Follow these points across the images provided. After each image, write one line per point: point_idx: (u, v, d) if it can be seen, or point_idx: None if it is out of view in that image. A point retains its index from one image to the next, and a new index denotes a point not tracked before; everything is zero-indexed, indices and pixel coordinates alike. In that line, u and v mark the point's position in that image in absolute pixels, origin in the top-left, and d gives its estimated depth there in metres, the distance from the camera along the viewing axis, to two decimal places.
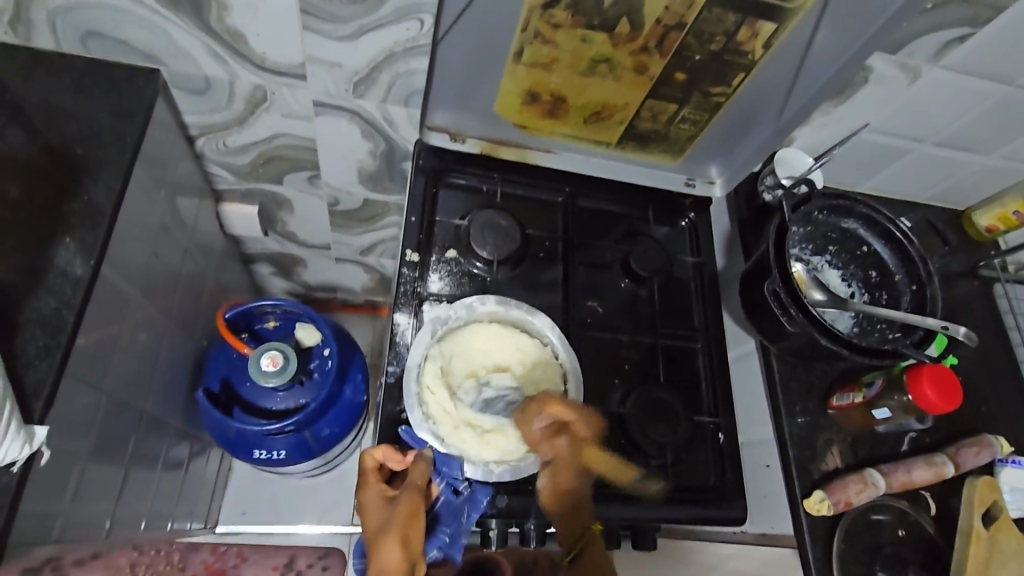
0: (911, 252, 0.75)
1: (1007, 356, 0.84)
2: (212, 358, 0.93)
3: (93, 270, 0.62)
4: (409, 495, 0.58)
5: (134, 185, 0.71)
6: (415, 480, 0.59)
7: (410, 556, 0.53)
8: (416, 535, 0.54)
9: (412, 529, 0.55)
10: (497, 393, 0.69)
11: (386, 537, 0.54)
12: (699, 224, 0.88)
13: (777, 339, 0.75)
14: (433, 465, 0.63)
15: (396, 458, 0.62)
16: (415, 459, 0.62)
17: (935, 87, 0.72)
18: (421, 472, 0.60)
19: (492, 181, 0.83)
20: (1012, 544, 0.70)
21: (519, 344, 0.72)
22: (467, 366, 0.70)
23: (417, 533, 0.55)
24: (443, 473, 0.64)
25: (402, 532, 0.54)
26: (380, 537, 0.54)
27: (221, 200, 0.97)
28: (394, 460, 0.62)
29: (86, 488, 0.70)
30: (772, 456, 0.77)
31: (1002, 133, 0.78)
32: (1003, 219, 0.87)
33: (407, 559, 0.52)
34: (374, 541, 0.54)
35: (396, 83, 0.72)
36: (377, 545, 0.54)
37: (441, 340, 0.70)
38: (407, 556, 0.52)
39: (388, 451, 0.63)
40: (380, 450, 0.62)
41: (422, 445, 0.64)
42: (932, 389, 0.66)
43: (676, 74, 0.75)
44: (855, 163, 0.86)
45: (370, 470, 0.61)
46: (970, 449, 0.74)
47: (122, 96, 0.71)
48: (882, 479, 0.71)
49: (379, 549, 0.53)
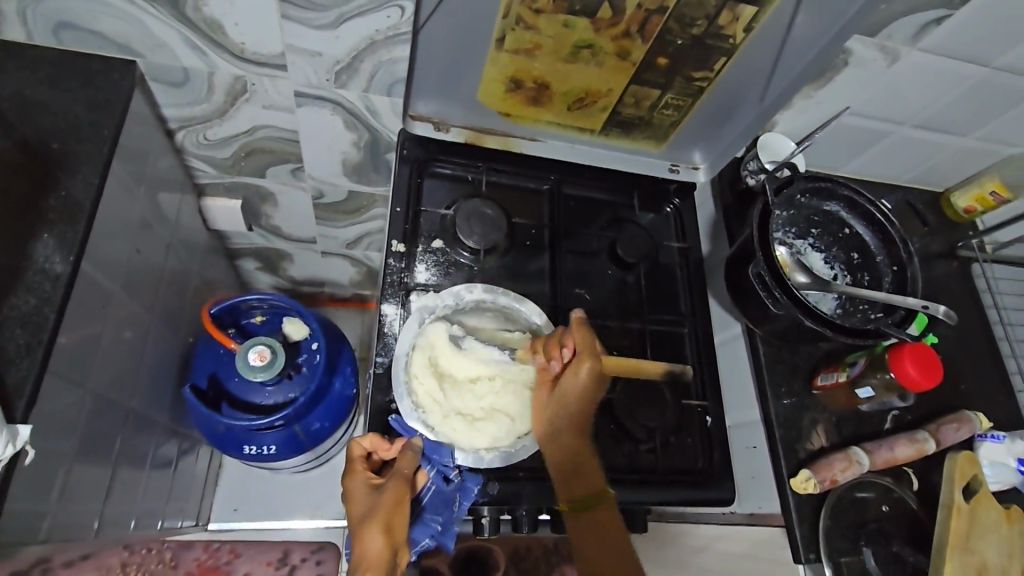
0: (891, 233, 0.76)
1: (986, 334, 0.86)
2: (198, 355, 0.92)
3: (73, 266, 0.61)
4: (395, 484, 0.58)
5: (113, 180, 0.70)
6: (403, 469, 0.59)
7: (393, 543, 0.54)
8: (400, 524, 0.56)
9: (396, 517, 0.56)
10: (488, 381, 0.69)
11: (370, 523, 0.55)
12: (683, 209, 0.89)
13: (762, 322, 0.76)
14: (422, 453, 0.63)
15: (383, 448, 0.63)
16: (407, 443, 0.62)
17: (913, 69, 0.73)
18: (410, 461, 0.60)
19: (477, 169, 0.83)
20: (990, 515, 0.72)
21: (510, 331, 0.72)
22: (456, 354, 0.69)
23: (400, 521, 0.56)
24: (433, 460, 0.64)
25: (386, 519, 0.55)
26: (364, 524, 0.55)
27: (204, 195, 0.96)
28: (381, 451, 0.63)
29: (73, 488, 0.69)
30: (758, 437, 0.78)
31: (979, 114, 0.79)
32: (981, 200, 0.89)
33: (389, 547, 0.53)
34: (357, 527, 0.55)
35: (378, 72, 0.72)
36: (361, 532, 0.55)
37: (429, 328, 0.69)
38: (390, 543, 0.54)
39: (377, 439, 0.63)
40: (368, 440, 0.62)
41: (413, 434, 0.64)
42: (913, 365, 0.68)
43: (659, 59, 0.75)
44: (837, 147, 0.87)
45: (357, 459, 0.62)
46: (950, 426, 0.75)
47: (98, 89, 0.69)
48: (865, 456, 0.72)
49: (361, 535, 0.54)
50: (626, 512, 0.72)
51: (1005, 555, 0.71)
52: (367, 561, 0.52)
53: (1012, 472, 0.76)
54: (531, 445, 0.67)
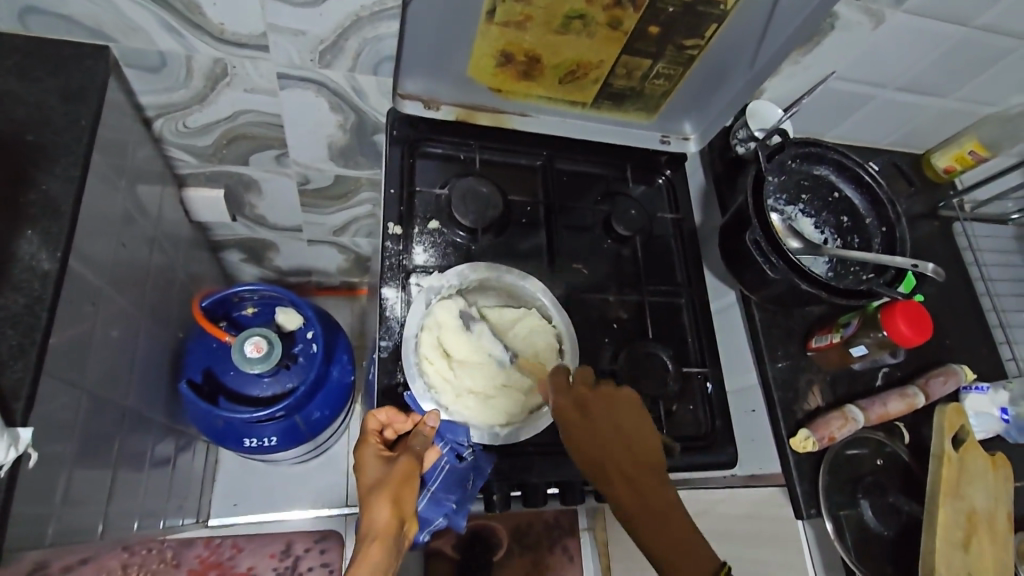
0: (879, 195, 0.78)
1: (967, 291, 0.89)
2: (191, 349, 0.90)
3: (60, 263, 0.59)
4: (407, 458, 0.58)
5: (94, 172, 0.68)
6: (416, 446, 0.60)
7: (400, 516, 0.54)
8: (408, 497, 0.56)
9: (405, 491, 0.56)
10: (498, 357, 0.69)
11: (378, 494, 0.55)
12: (675, 180, 0.89)
13: (758, 288, 0.77)
14: (437, 432, 0.64)
15: (397, 423, 0.63)
16: (421, 419, 0.63)
17: (897, 32, 0.74)
18: (423, 440, 0.60)
19: (469, 148, 0.82)
20: (978, 463, 0.74)
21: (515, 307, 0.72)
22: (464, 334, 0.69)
23: (409, 495, 0.56)
24: (447, 439, 0.64)
25: (395, 491, 0.55)
26: (372, 494, 0.55)
27: (184, 185, 0.93)
28: (395, 426, 0.63)
29: (75, 491, 0.68)
30: (756, 401, 0.80)
31: (958, 75, 0.81)
32: (960, 159, 0.90)
33: (396, 519, 0.53)
34: (366, 497, 0.55)
35: (364, 50, 0.70)
36: (369, 501, 0.54)
37: (435, 309, 0.69)
38: (396, 515, 0.54)
39: (394, 412, 0.63)
40: (384, 414, 0.62)
41: (425, 413, 0.64)
42: (905, 323, 0.70)
43: (651, 29, 0.75)
44: (823, 113, 0.88)
45: (370, 431, 0.62)
46: (938, 379, 0.78)
47: (71, 76, 0.66)
48: (861, 413, 0.75)
49: (370, 504, 0.54)
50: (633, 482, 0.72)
51: (991, 499, 0.74)
52: (373, 531, 0.52)
53: (996, 420, 0.79)
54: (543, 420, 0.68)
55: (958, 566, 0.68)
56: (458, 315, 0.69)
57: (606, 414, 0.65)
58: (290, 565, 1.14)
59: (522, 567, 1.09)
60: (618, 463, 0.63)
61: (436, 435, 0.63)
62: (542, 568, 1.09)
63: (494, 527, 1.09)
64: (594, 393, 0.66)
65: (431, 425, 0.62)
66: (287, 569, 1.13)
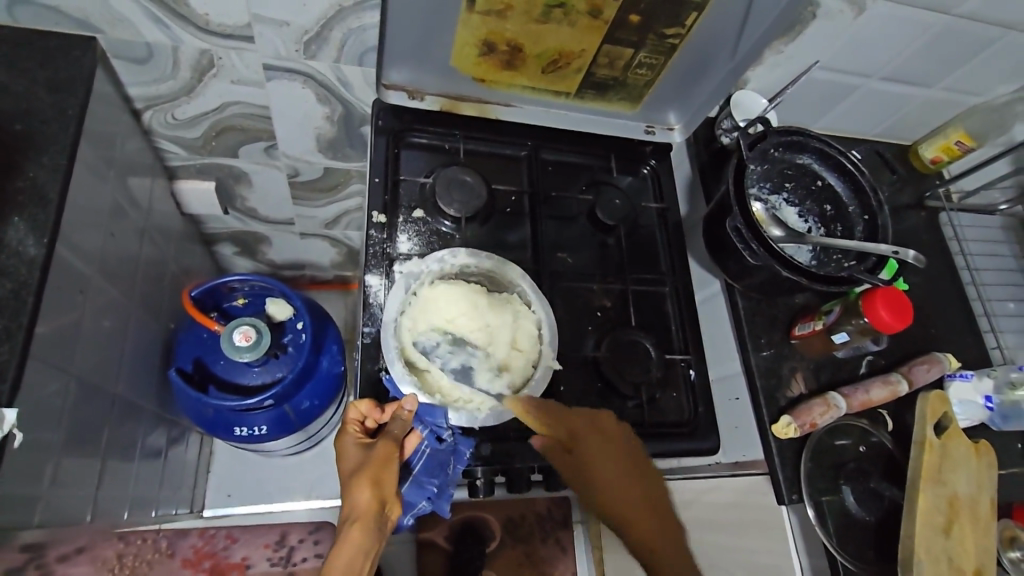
0: (861, 183, 0.78)
1: (952, 279, 0.90)
2: (182, 340, 0.92)
3: (47, 249, 0.60)
4: (384, 442, 0.60)
5: (83, 163, 0.69)
6: (393, 431, 0.61)
7: (380, 496, 0.55)
8: (387, 478, 0.57)
9: (384, 472, 0.57)
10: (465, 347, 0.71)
11: (358, 478, 0.56)
12: (660, 171, 0.90)
13: (741, 277, 0.78)
14: (416, 414, 0.64)
15: (378, 410, 0.64)
16: (399, 403, 0.63)
17: (879, 20, 0.74)
18: (400, 424, 0.61)
19: (454, 138, 0.82)
20: (960, 450, 0.74)
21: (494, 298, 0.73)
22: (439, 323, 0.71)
23: (389, 476, 0.57)
24: (426, 421, 0.64)
25: (373, 474, 0.56)
26: (352, 480, 0.56)
27: (175, 178, 0.94)
28: (376, 413, 0.64)
29: (63, 477, 0.69)
30: (740, 388, 0.80)
31: (941, 65, 0.82)
32: (946, 150, 0.91)
33: (375, 499, 0.54)
34: (347, 482, 0.57)
35: (348, 40, 0.71)
36: (349, 487, 0.56)
37: (432, 280, 0.72)
38: (376, 496, 0.55)
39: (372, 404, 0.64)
40: (363, 405, 0.64)
41: (403, 397, 0.64)
42: (885, 309, 0.70)
43: (632, 17, 0.74)
44: (809, 102, 0.88)
45: (351, 421, 0.63)
46: (921, 367, 0.79)
47: (58, 67, 0.67)
48: (842, 400, 0.75)
49: (350, 488, 0.55)
50: None
51: (973, 486, 0.74)
52: (355, 514, 0.54)
53: (980, 408, 0.79)
54: (508, 411, 0.67)
55: (938, 551, 0.69)
56: (437, 325, 0.71)
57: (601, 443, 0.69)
58: (285, 556, 1.09)
59: (514, 559, 1.09)
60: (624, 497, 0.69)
61: (415, 418, 0.64)
62: (534, 559, 1.09)
63: (487, 518, 1.09)
64: (580, 420, 0.69)
65: (408, 409, 0.62)
66: (282, 560, 1.09)
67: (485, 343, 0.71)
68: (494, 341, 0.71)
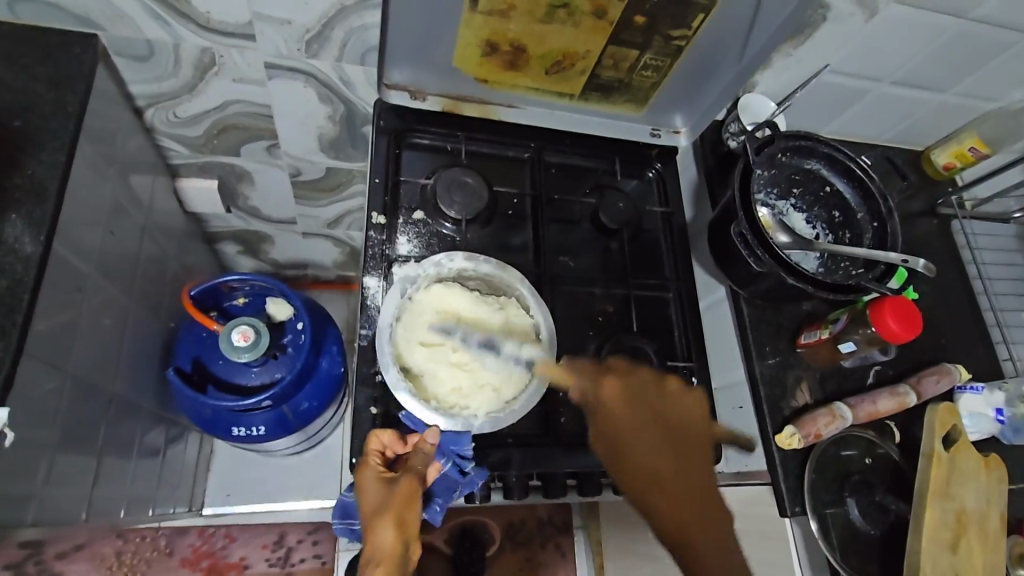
0: (871, 189, 0.76)
1: (964, 289, 0.88)
2: (181, 338, 0.91)
3: (44, 246, 0.60)
4: (408, 478, 0.59)
5: (83, 159, 0.68)
6: (417, 466, 0.60)
7: (404, 538, 0.54)
8: (411, 518, 0.56)
9: (408, 511, 0.57)
10: (461, 354, 0.68)
11: (383, 517, 0.55)
12: (665, 175, 0.89)
13: (746, 283, 0.77)
14: (440, 444, 0.63)
15: (401, 442, 0.63)
16: (421, 434, 0.62)
17: (892, 23, 0.72)
18: (423, 457, 0.61)
19: (456, 139, 0.82)
20: (969, 465, 0.72)
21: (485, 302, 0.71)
22: (433, 330, 0.69)
23: (413, 516, 0.57)
24: (449, 452, 0.63)
25: (398, 514, 0.55)
26: (375, 518, 0.55)
27: (178, 176, 0.94)
28: (399, 444, 0.62)
29: (57, 476, 0.68)
30: (743, 397, 0.79)
31: (956, 69, 0.80)
32: (960, 156, 0.89)
33: (401, 542, 0.54)
34: (369, 520, 0.56)
35: (350, 40, 0.70)
36: (372, 525, 0.55)
37: (428, 284, 0.71)
38: (401, 539, 0.54)
39: (394, 436, 0.63)
40: (386, 434, 0.62)
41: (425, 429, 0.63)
42: (893, 320, 0.69)
43: (637, 18, 0.72)
44: (818, 106, 0.86)
45: (372, 452, 0.61)
46: (931, 378, 0.77)
47: (59, 64, 0.67)
48: (848, 410, 0.73)
49: (374, 527, 0.54)
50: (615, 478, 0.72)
51: (982, 501, 0.72)
52: (379, 555, 0.53)
53: (991, 421, 0.77)
54: (504, 417, 0.66)
55: (945, 567, 0.67)
56: (435, 331, 0.69)
57: (651, 413, 0.68)
58: (282, 556, 1.13)
59: (514, 563, 1.08)
60: (669, 488, 0.63)
61: (438, 449, 0.62)
62: (534, 564, 1.09)
63: (486, 522, 1.09)
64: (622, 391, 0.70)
65: (431, 442, 0.61)
66: (280, 560, 1.13)
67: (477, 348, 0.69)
68: (487, 345, 0.69)
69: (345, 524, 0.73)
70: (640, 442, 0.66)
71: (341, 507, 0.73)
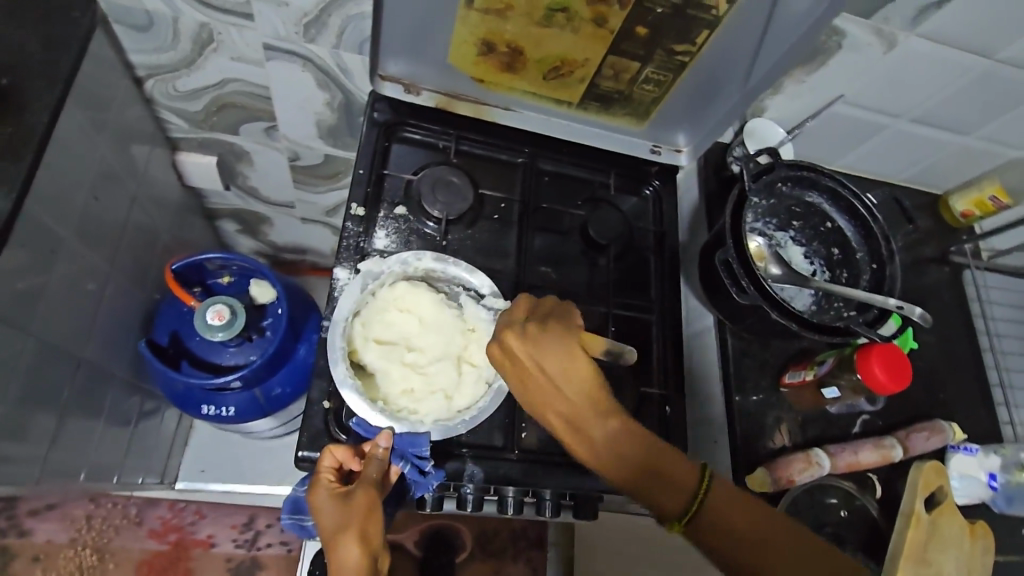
0: (873, 228, 0.72)
1: (971, 344, 0.83)
2: (162, 312, 0.91)
3: (14, 204, 0.59)
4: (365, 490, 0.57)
5: (70, 121, 0.68)
6: (372, 475, 0.58)
7: (370, 551, 0.53)
8: (375, 531, 0.55)
9: (370, 524, 0.55)
10: (416, 356, 0.68)
11: (344, 533, 0.53)
12: (662, 193, 0.86)
13: (733, 314, 0.74)
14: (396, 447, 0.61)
15: (355, 456, 0.61)
16: (373, 441, 0.61)
17: (910, 57, 0.69)
18: (378, 466, 0.59)
19: (448, 137, 0.80)
20: (952, 530, 0.68)
21: (448, 308, 0.70)
22: (391, 329, 0.69)
23: (376, 528, 0.55)
24: (407, 455, 0.62)
25: (360, 528, 0.54)
26: (336, 536, 0.53)
27: (178, 149, 0.94)
28: (354, 459, 0.60)
29: (12, 435, 0.68)
30: (719, 432, 0.75)
31: (978, 112, 0.76)
32: (979, 204, 0.85)
33: (368, 555, 0.53)
34: (330, 539, 0.53)
35: (347, 27, 0.69)
36: (334, 544, 0.53)
37: (390, 282, 0.69)
38: (368, 553, 0.53)
39: (349, 450, 0.60)
40: (341, 449, 0.60)
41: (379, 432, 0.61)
42: (880, 368, 0.65)
43: (638, 29, 0.70)
44: (828, 138, 0.83)
45: (326, 468, 0.59)
46: (919, 434, 0.73)
47: (56, 25, 0.67)
48: (826, 459, 0.70)
49: (337, 545, 0.52)
50: (576, 499, 0.69)
51: (964, 570, 0.67)
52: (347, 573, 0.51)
53: (982, 486, 0.74)
54: (453, 427, 0.64)
55: None
56: (394, 329, 0.69)
57: (548, 378, 0.56)
58: (249, 539, 1.15)
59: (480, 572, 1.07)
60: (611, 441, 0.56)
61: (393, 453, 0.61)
62: None
63: (458, 527, 1.07)
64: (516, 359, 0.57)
65: (383, 446, 0.60)
66: (247, 542, 1.14)
67: (431, 353, 0.68)
68: (442, 351, 0.69)
69: (295, 520, 0.71)
70: (556, 400, 0.57)
71: (291, 502, 0.71)
